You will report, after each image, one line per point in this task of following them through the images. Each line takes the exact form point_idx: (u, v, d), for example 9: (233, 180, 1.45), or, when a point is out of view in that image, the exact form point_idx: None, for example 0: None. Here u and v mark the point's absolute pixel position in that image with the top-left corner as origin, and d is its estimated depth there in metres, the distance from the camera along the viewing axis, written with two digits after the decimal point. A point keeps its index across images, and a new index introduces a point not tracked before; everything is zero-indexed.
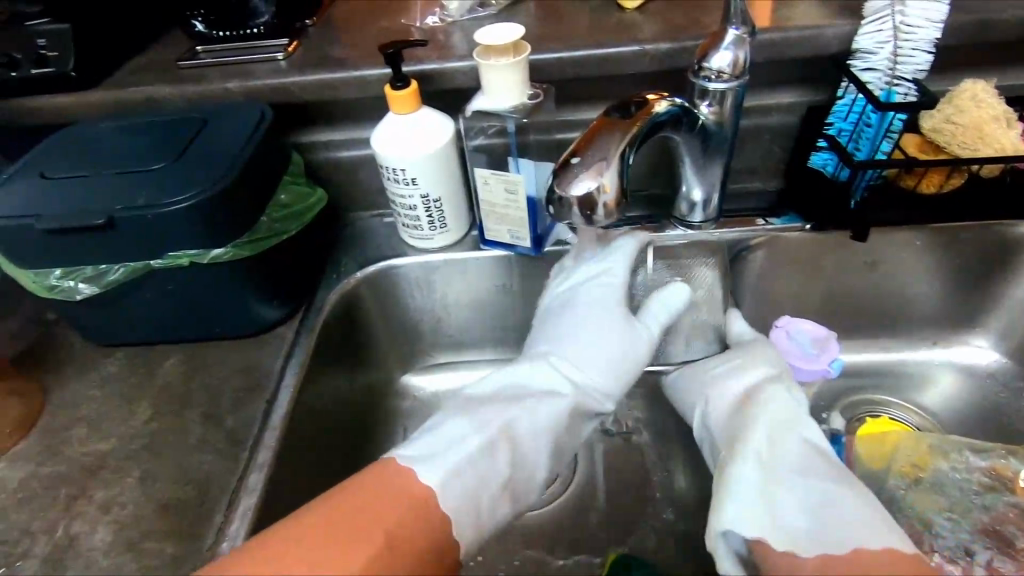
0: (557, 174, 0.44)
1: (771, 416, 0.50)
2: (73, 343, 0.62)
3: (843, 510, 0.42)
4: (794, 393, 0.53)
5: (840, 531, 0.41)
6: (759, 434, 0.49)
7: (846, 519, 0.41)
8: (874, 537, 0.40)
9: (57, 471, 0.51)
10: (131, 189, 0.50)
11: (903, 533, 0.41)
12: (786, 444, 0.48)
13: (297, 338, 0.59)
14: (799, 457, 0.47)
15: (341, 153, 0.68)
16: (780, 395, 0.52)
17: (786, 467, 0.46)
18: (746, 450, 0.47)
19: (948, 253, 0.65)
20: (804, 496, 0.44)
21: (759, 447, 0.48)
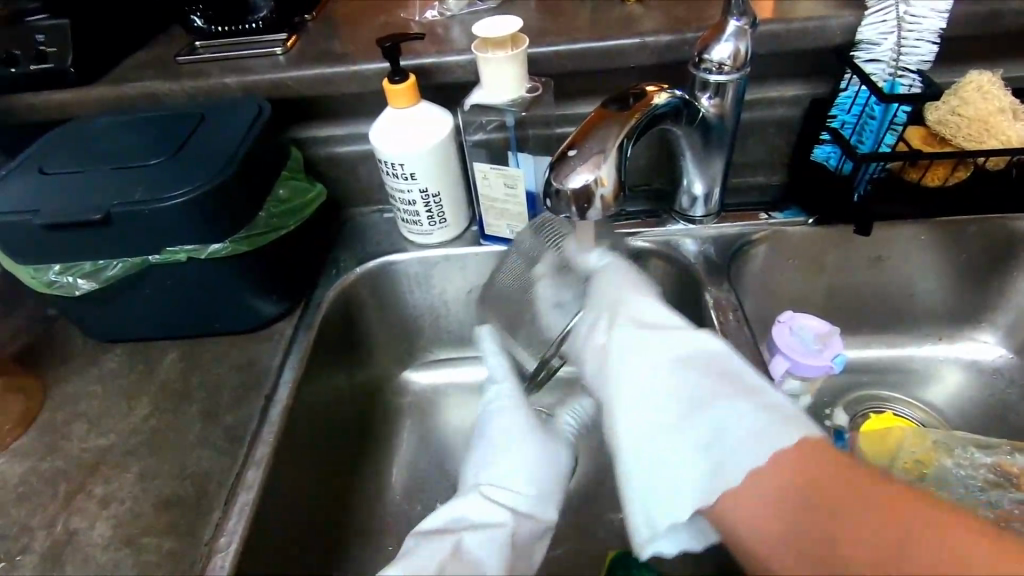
0: (555, 167, 0.43)
1: (633, 350, 0.47)
2: (74, 339, 0.62)
3: (734, 432, 0.41)
4: (631, 301, 0.51)
5: (748, 454, 0.39)
6: (644, 376, 0.46)
7: (748, 453, 0.39)
8: (760, 451, 0.39)
9: (57, 467, 0.51)
10: (129, 184, 0.50)
11: (787, 415, 0.41)
12: (661, 375, 0.45)
13: (296, 334, 0.59)
14: (676, 385, 0.44)
15: (340, 149, 0.68)
16: (649, 315, 0.50)
17: (676, 400, 0.44)
18: (634, 401, 0.45)
19: (953, 248, 0.64)
20: (694, 432, 0.42)
21: (639, 393, 0.45)
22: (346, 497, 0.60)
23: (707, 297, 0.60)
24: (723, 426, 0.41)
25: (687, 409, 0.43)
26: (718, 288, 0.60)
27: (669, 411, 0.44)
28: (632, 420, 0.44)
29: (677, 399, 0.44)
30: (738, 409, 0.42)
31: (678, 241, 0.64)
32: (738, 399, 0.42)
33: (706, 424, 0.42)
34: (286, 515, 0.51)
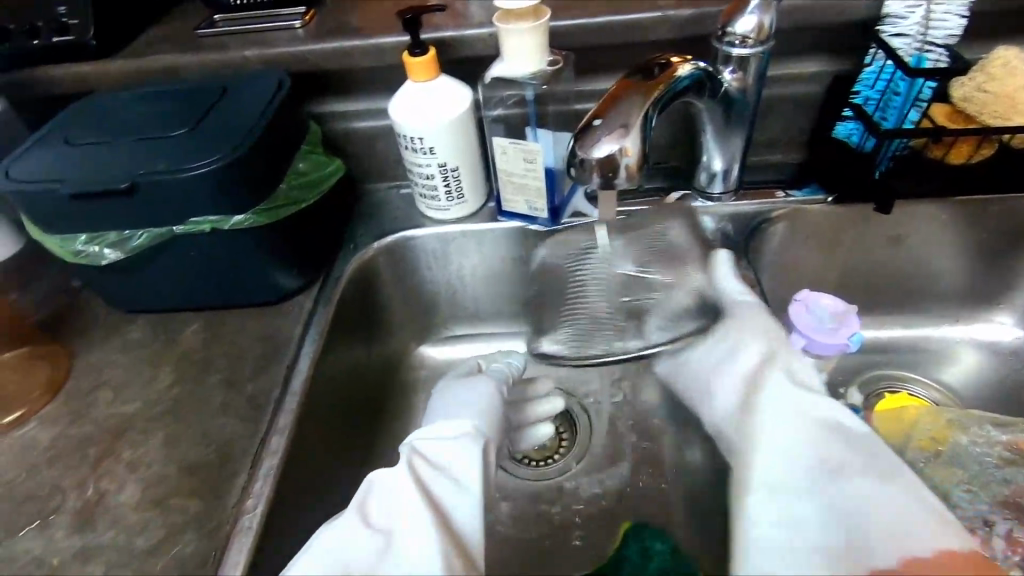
0: (579, 137, 0.43)
1: (782, 404, 0.47)
2: (98, 310, 0.63)
3: (867, 494, 0.40)
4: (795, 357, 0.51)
5: (880, 495, 0.40)
6: (778, 440, 0.45)
7: (872, 478, 0.41)
8: (915, 540, 0.38)
9: (85, 432, 0.53)
10: (153, 155, 0.51)
11: (934, 509, 0.40)
12: (805, 446, 0.44)
13: (316, 306, 0.60)
14: (818, 429, 0.45)
15: (358, 124, 0.68)
16: (800, 370, 0.50)
17: (814, 461, 0.43)
18: (779, 443, 0.45)
19: (974, 228, 0.64)
20: (826, 494, 0.41)
21: (765, 457, 0.44)
22: (364, 468, 0.61)
23: None
24: (853, 467, 0.42)
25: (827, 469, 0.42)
26: (737, 264, 0.62)
27: (805, 512, 0.41)
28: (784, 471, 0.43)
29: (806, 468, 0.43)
30: (847, 477, 0.42)
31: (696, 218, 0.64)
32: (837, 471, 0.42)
33: (819, 476, 0.42)
34: (308, 481, 0.52)
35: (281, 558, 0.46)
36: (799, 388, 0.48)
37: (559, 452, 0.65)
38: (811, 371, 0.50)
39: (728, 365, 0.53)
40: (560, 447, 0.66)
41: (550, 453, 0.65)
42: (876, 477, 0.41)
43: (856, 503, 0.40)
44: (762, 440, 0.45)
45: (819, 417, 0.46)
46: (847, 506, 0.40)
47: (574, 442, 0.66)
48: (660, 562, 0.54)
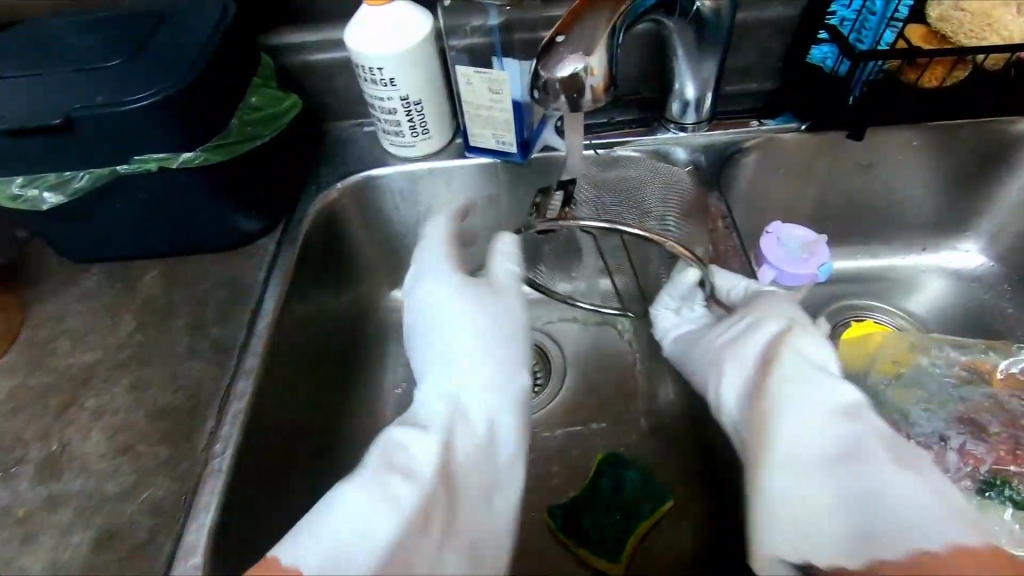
0: (541, 56, 0.41)
1: (802, 385, 0.39)
2: (50, 259, 0.60)
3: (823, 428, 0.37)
4: (804, 387, 0.39)
5: (916, 528, 0.32)
6: (784, 421, 0.38)
7: (925, 504, 0.32)
8: (836, 462, 0.36)
9: (45, 383, 0.51)
10: (87, 88, 0.47)
11: (817, 369, 0.39)
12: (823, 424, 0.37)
13: (281, 248, 0.58)
14: (747, 374, 0.42)
15: (317, 56, 0.63)
16: (813, 350, 0.41)
17: (828, 440, 0.37)
18: (780, 418, 0.38)
19: (945, 153, 0.63)
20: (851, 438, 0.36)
21: (793, 429, 0.37)
22: (341, 409, 0.60)
23: (697, 205, 0.59)
24: (897, 469, 0.34)
25: (847, 450, 0.36)
26: (708, 196, 0.59)
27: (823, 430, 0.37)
28: (785, 441, 0.37)
29: (807, 454, 0.37)
30: (935, 475, 0.34)
31: (668, 149, 0.63)
32: (743, 388, 0.42)
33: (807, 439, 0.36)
34: (280, 424, 0.51)
35: (254, 498, 0.46)
36: (813, 366, 0.40)
37: (536, 389, 0.65)
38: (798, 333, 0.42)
39: (745, 344, 0.44)
40: (536, 384, 0.66)
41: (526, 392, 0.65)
42: (922, 474, 0.34)
43: (887, 513, 0.33)
44: (773, 403, 0.38)
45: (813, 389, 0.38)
46: (866, 476, 0.35)
47: (549, 381, 0.66)
48: (634, 487, 0.56)
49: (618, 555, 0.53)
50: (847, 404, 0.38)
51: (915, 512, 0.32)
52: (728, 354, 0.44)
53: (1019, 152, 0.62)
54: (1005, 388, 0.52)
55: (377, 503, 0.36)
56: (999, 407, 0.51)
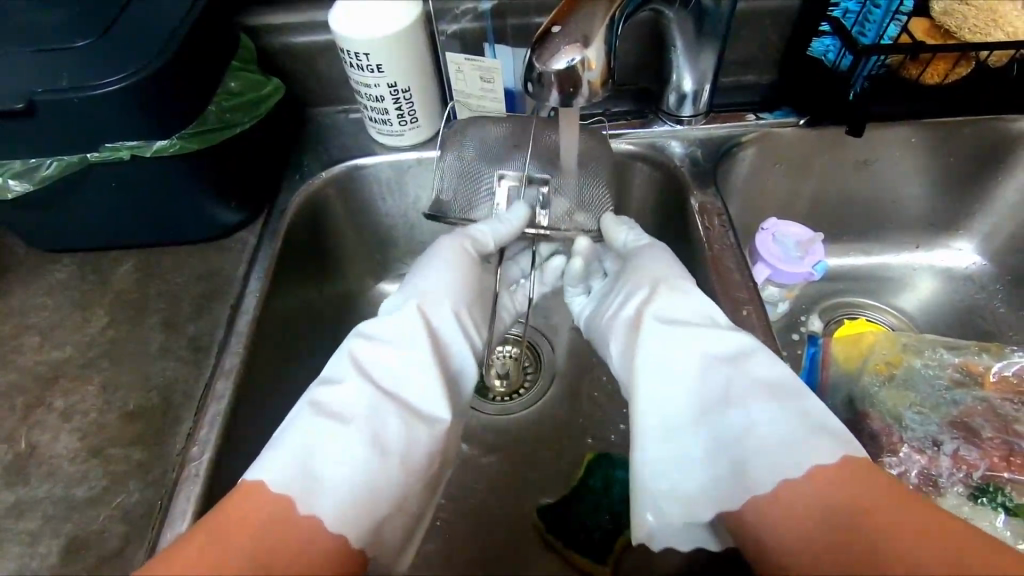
0: (536, 47, 0.39)
1: (666, 343, 0.43)
2: (18, 250, 0.58)
3: (684, 379, 0.42)
4: (648, 346, 0.43)
5: (785, 456, 0.36)
6: (654, 388, 0.42)
7: (786, 435, 0.37)
8: (711, 422, 0.40)
9: (11, 381, 0.49)
10: (52, 70, 0.44)
11: (684, 335, 0.43)
12: (681, 376, 0.42)
13: (261, 241, 0.55)
14: (622, 361, 0.47)
15: (297, 39, 0.60)
16: (673, 308, 0.46)
17: (698, 394, 0.41)
18: (653, 385, 0.42)
19: (943, 150, 0.62)
20: (707, 393, 0.41)
21: (649, 405, 0.42)
22: None
23: (692, 202, 0.57)
24: (758, 403, 0.39)
25: (714, 399, 0.40)
26: (704, 193, 0.58)
27: (684, 389, 0.41)
28: (652, 407, 0.41)
29: (680, 416, 0.41)
30: (796, 403, 0.38)
31: (664, 142, 0.61)
32: (626, 361, 0.47)
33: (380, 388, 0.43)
34: (259, 425, 0.49)
35: None
36: (676, 323, 0.44)
37: (525, 385, 0.64)
38: (663, 304, 0.46)
39: (621, 313, 0.49)
40: (524, 383, 0.64)
41: (515, 389, 0.64)
42: (774, 404, 0.38)
43: (754, 449, 0.37)
44: (640, 365, 0.43)
45: (684, 350, 0.42)
46: (735, 441, 0.39)
47: (538, 379, 0.64)
48: (622, 490, 0.55)
49: (606, 559, 0.52)
50: (732, 352, 0.42)
51: (770, 455, 0.37)
52: (617, 327, 0.49)
53: (1015, 151, 0.61)
54: (997, 391, 0.51)
55: (287, 451, 0.37)
56: (991, 412, 0.50)
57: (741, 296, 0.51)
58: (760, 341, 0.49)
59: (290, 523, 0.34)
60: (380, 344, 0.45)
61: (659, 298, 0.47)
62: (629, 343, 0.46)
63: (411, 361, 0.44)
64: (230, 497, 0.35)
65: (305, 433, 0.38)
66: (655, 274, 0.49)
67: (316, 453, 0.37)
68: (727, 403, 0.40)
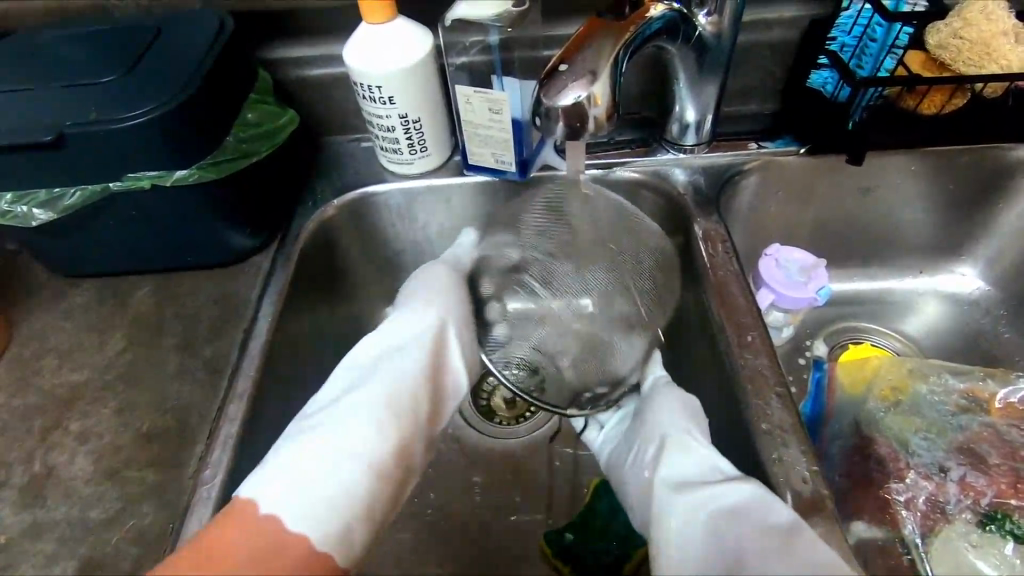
0: (544, 83, 0.40)
1: (678, 488, 0.46)
2: (39, 274, 0.60)
3: (704, 512, 0.43)
4: (666, 476, 0.47)
5: None
6: (671, 548, 0.43)
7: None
8: (729, 559, 0.41)
9: (30, 403, 0.50)
10: (80, 104, 0.46)
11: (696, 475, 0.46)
12: (696, 515, 0.43)
13: (275, 265, 0.57)
14: (635, 496, 0.50)
15: (312, 71, 0.63)
16: (689, 448, 0.48)
17: (712, 538, 0.42)
18: (669, 546, 0.43)
19: (942, 178, 0.63)
20: (721, 530, 0.42)
21: (666, 534, 0.43)
22: None
23: (696, 229, 0.58)
24: (759, 549, 0.40)
25: (722, 539, 0.42)
26: (707, 219, 0.59)
27: (699, 525, 0.43)
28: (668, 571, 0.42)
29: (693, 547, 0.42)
30: (803, 549, 0.39)
31: (668, 170, 0.62)
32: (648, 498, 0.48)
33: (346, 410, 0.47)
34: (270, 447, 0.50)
35: None
36: (688, 485, 0.46)
37: (531, 408, 0.64)
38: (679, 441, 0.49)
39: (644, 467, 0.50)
40: (530, 406, 0.64)
41: (522, 412, 0.64)
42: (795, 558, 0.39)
43: None
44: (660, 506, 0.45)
45: (695, 487, 0.45)
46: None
47: (544, 402, 0.64)
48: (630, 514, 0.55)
49: None
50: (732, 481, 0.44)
51: None
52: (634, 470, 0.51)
53: (1016, 178, 0.62)
54: (1003, 417, 0.52)
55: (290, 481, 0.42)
56: (997, 437, 0.50)
57: (745, 321, 0.52)
58: (765, 366, 0.49)
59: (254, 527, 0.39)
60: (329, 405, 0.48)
61: (675, 441, 0.49)
62: (647, 484, 0.49)
63: (348, 430, 0.46)
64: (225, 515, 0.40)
65: (288, 453, 0.44)
66: (676, 412, 0.51)
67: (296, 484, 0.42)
68: (738, 534, 0.41)
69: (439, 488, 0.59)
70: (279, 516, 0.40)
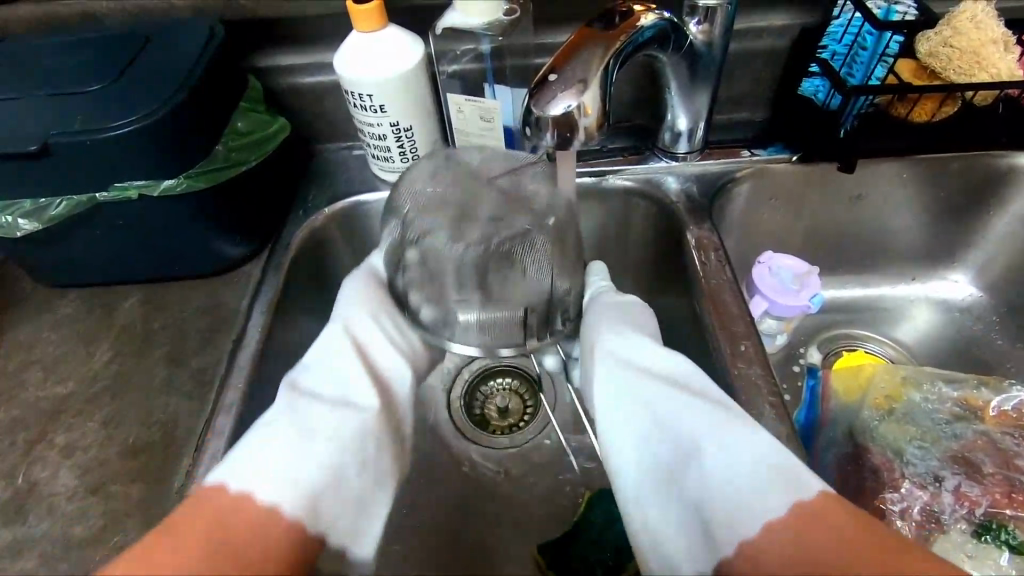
0: (534, 92, 0.40)
1: (619, 384, 0.45)
2: (26, 284, 0.59)
3: (660, 431, 0.42)
4: (611, 411, 0.44)
5: (745, 493, 0.37)
6: (628, 455, 0.42)
7: (746, 460, 0.38)
8: (709, 482, 0.38)
9: (14, 416, 0.50)
10: (66, 113, 0.46)
11: (640, 399, 0.43)
12: (638, 429, 0.42)
13: (264, 275, 0.56)
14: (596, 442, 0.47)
15: (303, 78, 0.62)
16: (624, 347, 0.47)
17: (663, 458, 0.41)
18: (624, 453, 0.42)
19: (935, 185, 0.63)
20: (664, 443, 0.41)
21: (628, 478, 0.42)
22: None
23: (689, 237, 0.58)
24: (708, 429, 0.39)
25: (677, 459, 0.40)
26: (700, 227, 0.59)
27: (647, 435, 0.42)
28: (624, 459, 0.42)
29: (649, 478, 0.41)
30: (738, 423, 0.39)
31: (660, 177, 0.62)
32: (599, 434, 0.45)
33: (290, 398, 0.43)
34: None
35: None
36: (632, 367, 0.45)
37: (525, 418, 0.64)
38: (606, 355, 0.47)
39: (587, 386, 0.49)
40: (524, 415, 0.64)
41: (516, 421, 0.64)
42: (734, 429, 0.39)
43: (721, 496, 0.37)
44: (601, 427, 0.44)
45: (655, 414, 0.42)
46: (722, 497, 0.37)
47: (538, 411, 0.64)
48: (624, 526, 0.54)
49: None
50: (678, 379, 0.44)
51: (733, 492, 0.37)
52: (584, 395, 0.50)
53: (1008, 185, 0.62)
54: (997, 425, 0.51)
55: (273, 453, 0.39)
56: (992, 446, 0.50)
57: (739, 329, 0.52)
58: (759, 376, 0.49)
59: (252, 516, 0.36)
60: (299, 391, 0.44)
61: (603, 350, 0.48)
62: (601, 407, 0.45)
63: (305, 423, 0.41)
64: (196, 496, 0.36)
65: (311, 417, 0.41)
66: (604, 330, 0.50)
67: (274, 466, 0.38)
68: (687, 455, 0.40)
69: (431, 499, 0.59)
70: (280, 509, 0.36)
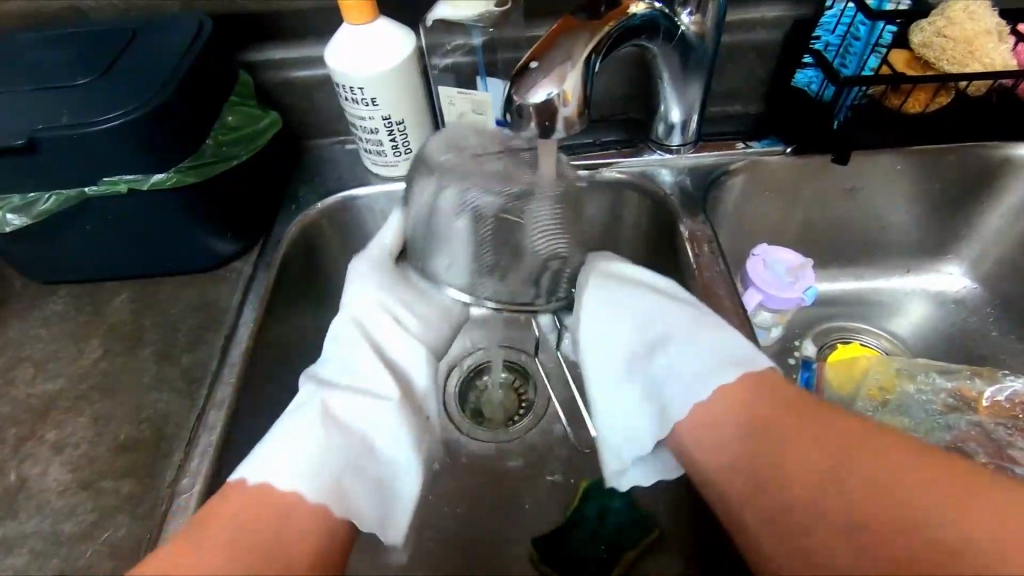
0: (516, 80, 0.40)
1: (605, 304, 0.52)
2: (15, 281, 0.59)
3: (630, 347, 0.49)
4: (593, 330, 0.52)
5: (705, 380, 0.42)
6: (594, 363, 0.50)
7: (706, 361, 0.44)
8: (674, 381, 0.45)
9: (3, 413, 0.49)
10: (53, 107, 0.45)
11: (618, 309, 0.51)
12: (617, 329, 0.50)
13: (256, 271, 0.56)
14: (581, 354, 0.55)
15: (294, 73, 0.62)
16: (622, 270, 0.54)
17: (633, 352, 0.49)
18: (595, 356, 0.50)
19: (929, 177, 0.63)
20: (634, 357, 0.49)
21: (599, 367, 0.50)
22: None
23: (682, 230, 0.58)
24: (680, 328, 0.47)
25: (644, 355, 0.48)
26: (693, 220, 0.58)
27: (620, 344, 0.50)
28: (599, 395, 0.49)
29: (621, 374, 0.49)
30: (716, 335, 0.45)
31: (654, 171, 0.62)
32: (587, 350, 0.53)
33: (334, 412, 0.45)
34: None
35: None
36: (616, 283, 0.53)
37: (519, 412, 0.63)
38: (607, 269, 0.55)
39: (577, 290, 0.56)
40: (519, 409, 0.63)
41: (510, 414, 0.63)
42: (703, 339, 0.45)
43: (681, 380, 0.44)
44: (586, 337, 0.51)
45: (624, 322, 0.50)
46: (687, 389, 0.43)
47: (533, 404, 0.63)
48: (618, 520, 0.54)
49: None
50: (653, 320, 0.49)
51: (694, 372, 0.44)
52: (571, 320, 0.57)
53: (1001, 177, 0.62)
54: (991, 416, 0.51)
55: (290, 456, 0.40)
56: (985, 437, 0.50)
57: (732, 322, 0.52)
58: None
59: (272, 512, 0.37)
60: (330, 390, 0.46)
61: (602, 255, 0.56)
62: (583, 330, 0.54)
63: (354, 415, 0.46)
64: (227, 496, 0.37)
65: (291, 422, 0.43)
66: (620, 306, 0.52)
67: (310, 455, 0.40)
68: (654, 367, 0.47)
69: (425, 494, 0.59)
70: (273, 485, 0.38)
